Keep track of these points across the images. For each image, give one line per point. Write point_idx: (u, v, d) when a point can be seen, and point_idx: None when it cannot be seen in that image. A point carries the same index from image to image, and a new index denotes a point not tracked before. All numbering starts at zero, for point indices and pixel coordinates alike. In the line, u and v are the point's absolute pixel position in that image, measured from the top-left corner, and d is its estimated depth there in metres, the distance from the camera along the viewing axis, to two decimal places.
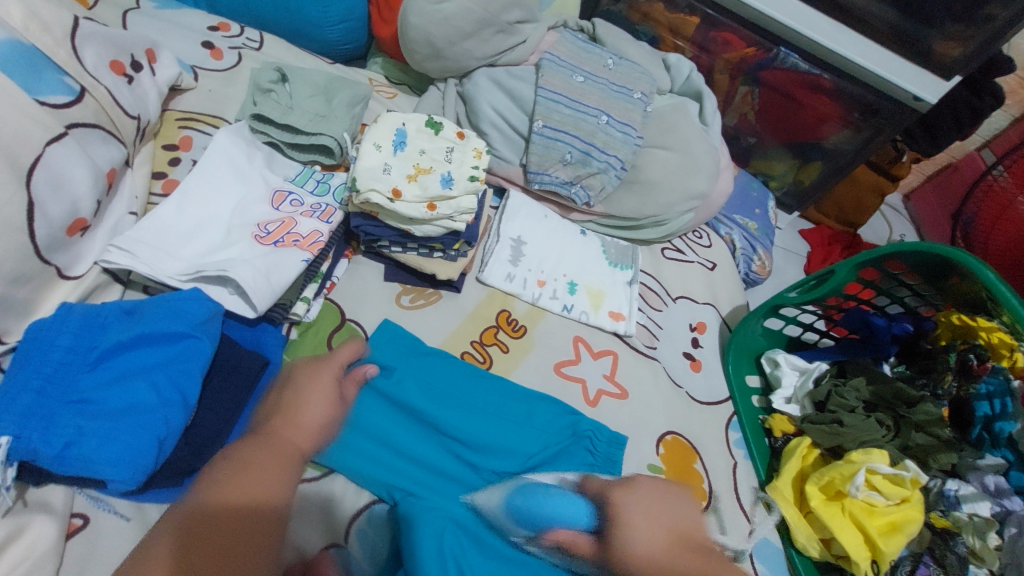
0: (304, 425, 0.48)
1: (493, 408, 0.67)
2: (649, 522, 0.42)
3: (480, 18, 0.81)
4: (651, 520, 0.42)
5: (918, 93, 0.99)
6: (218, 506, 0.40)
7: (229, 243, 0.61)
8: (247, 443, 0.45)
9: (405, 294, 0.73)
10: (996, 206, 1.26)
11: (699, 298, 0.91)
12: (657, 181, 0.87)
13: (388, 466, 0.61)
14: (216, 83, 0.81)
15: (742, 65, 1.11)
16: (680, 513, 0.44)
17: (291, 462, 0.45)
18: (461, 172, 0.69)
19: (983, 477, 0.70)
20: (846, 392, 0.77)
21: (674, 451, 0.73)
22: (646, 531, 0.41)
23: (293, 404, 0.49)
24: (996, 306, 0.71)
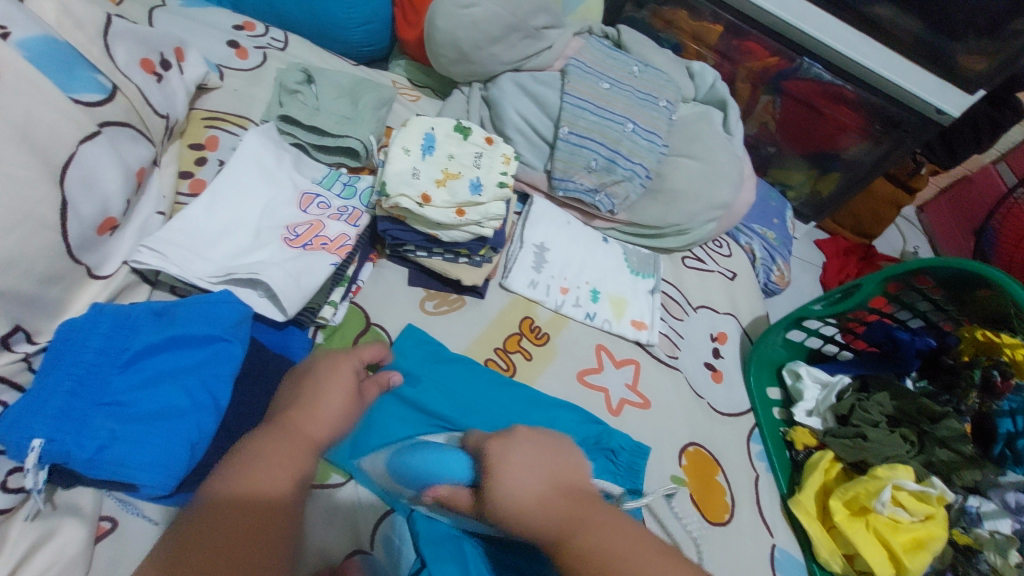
0: (323, 416, 0.48)
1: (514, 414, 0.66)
2: (523, 475, 0.45)
3: (508, 22, 0.81)
4: (526, 471, 0.45)
5: (941, 106, 0.99)
6: (240, 502, 0.40)
7: (258, 245, 0.61)
8: (261, 433, 0.45)
9: (429, 299, 0.72)
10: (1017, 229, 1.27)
11: (720, 308, 0.91)
12: (681, 190, 0.87)
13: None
14: (241, 82, 0.81)
15: (764, 74, 1.11)
16: (559, 462, 0.47)
17: (308, 453, 0.46)
18: (490, 178, 0.69)
19: (1004, 494, 0.69)
20: (869, 406, 0.77)
21: (696, 463, 0.72)
22: (520, 484, 0.45)
23: (310, 396, 0.49)
24: None
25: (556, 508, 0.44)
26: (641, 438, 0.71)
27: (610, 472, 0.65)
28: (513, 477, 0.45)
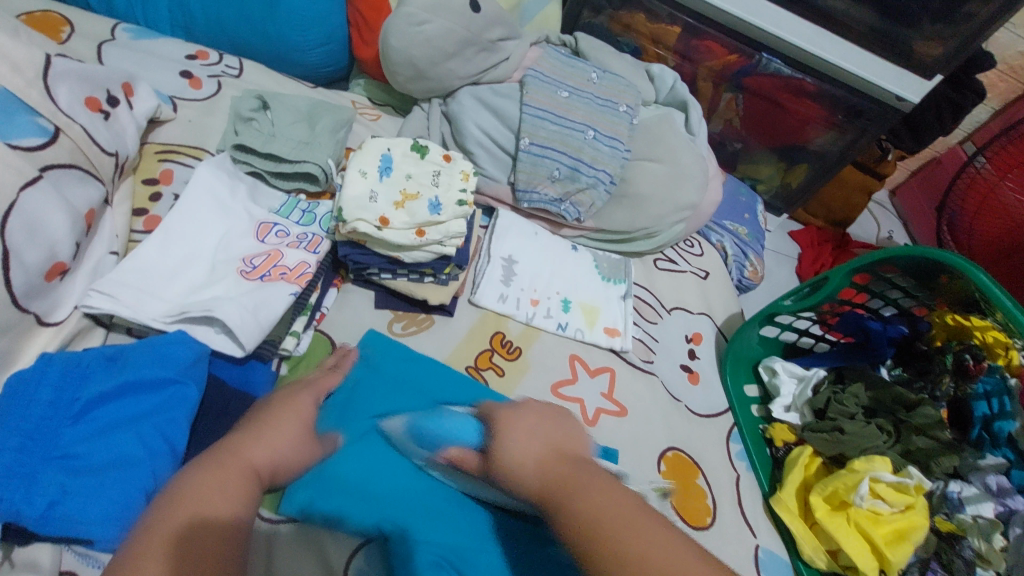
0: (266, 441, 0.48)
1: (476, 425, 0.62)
2: (529, 441, 0.50)
3: (462, 37, 0.81)
4: (531, 439, 0.50)
5: (900, 93, 1.00)
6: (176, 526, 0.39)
7: (215, 280, 0.60)
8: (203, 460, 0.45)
9: (397, 321, 0.71)
10: (978, 196, 1.27)
11: (694, 308, 0.91)
12: (647, 194, 0.87)
13: (367, 493, 0.54)
14: (195, 113, 0.80)
15: (725, 72, 1.11)
16: (560, 434, 0.52)
17: (245, 474, 0.45)
18: (449, 196, 0.69)
19: (985, 477, 0.71)
20: (845, 399, 0.77)
21: (676, 468, 0.72)
22: (521, 446, 0.49)
23: (261, 425, 0.50)
24: (989, 305, 0.71)
25: (549, 472, 0.47)
26: (620, 447, 0.71)
27: None
28: (514, 442, 0.50)
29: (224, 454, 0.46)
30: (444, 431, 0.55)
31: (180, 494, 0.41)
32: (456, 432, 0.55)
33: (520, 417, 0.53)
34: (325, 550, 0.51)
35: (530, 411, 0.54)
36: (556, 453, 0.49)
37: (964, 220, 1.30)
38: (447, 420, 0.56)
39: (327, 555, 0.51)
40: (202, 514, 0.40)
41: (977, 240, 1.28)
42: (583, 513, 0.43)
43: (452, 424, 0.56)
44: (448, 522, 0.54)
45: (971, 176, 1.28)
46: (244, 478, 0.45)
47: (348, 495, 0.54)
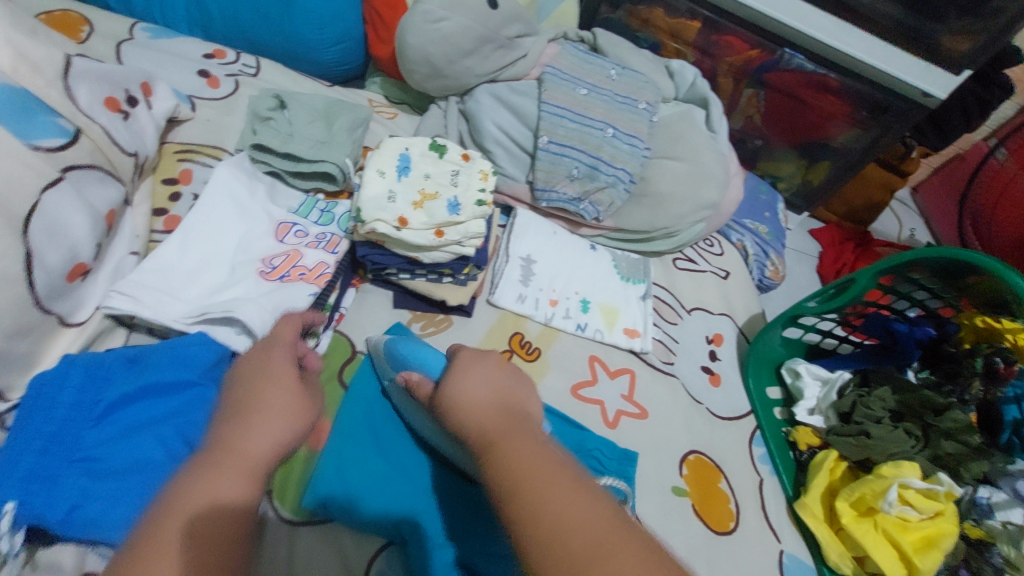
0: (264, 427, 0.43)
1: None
2: (477, 387, 0.44)
3: (480, 34, 0.80)
4: (480, 385, 0.44)
5: (927, 90, 0.97)
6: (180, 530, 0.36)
7: (234, 281, 0.60)
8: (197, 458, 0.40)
9: (415, 322, 0.71)
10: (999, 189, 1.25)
11: (714, 309, 0.89)
12: (667, 193, 0.85)
13: (380, 483, 0.55)
14: (213, 112, 0.80)
15: (746, 67, 1.09)
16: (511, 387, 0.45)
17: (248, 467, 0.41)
18: (468, 196, 0.68)
19: (1015, 483, 0.69)
20: (871, 402, 0.74)
21: (698, 472, 0.71)
22: (473, 390, 0.44)
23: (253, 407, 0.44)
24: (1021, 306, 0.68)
25: (491, 418, 0.41)
26: (641, 451, 0.70)
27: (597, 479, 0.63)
28: (465, 384, 0.44)
29: (216, 450, 0.41)
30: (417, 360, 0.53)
31: (173, 501, 0.37)
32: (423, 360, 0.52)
33: (477, 364, 0.46)
34: (347, 559, 0.52)
35: (492, 356, 0.47)
36: (505, 401, 0.43)
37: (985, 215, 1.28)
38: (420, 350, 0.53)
39: (348, 558, 0.52)
40: (204, 522, 0.37)
41: (1001, 239, 1.24)
42: (519, 461, 0.37)
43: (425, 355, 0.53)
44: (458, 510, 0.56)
45: (992, 169, 1.27)
46: (249, 473, 0.40)
47: (362, 483, 0.55)
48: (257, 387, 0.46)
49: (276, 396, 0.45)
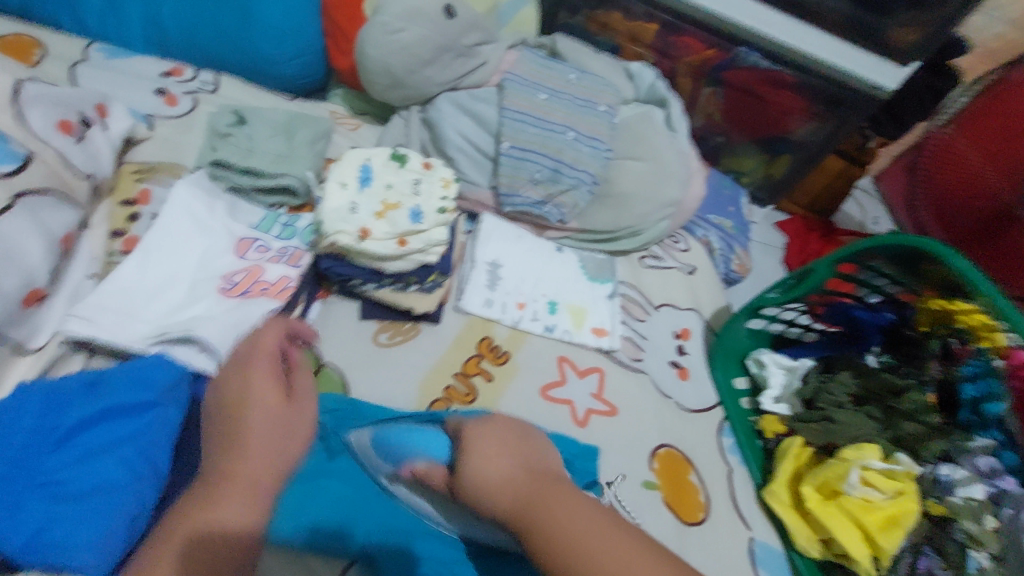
0: (251, 435, 0.45)
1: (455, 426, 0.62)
2: (493, 458, 0.45)
3: (438, 44, 0.81)
4: (494, 455, 0.45)
5: (877, 82, 1.02)
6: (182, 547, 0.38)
7: (195, 299, 0.60)
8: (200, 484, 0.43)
9: (382, 331, 0.71)
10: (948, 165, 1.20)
11: (682, 305, 0.91)
12: (629, 193, 0.87)
13: (369, 506, 0.55)
14: (172, 131, 0.80)
15: (704, 67, 1.11)
16: (525, 450, 0.47)
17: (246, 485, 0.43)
18: (429, 205, 0.68)
19: (976, 460, 0.71)
20: (833, 388, 0.78)
21: (668, 465, 0.72)
22: (490, 466, 0.44)
23: (236, 427, 0.46)
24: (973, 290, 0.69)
25: (520, 489, 0.42)
26: (611, 447, 0.71)
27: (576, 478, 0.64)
28: (485, 457, 0.45)
29: (216, 475, 0.43)
30: (416, 442, 0.54)
31: (179, 532, 0.39)
32: (427, 444, 0.53)
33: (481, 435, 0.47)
34: None
35: (496, 425, 0.49)
36: (529, 471, 0.44)
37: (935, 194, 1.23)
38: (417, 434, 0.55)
39: None
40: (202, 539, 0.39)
41: (964, 217, 1.16)
42: (563, 529, 0.38)
43: (425, 438, 0.54)
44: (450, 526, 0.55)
45: (938, 142, 1.22)
46: (251, 492, 0.43)
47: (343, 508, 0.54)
48: (243, 409, 0.47)
49: (266, 416, 0.47)
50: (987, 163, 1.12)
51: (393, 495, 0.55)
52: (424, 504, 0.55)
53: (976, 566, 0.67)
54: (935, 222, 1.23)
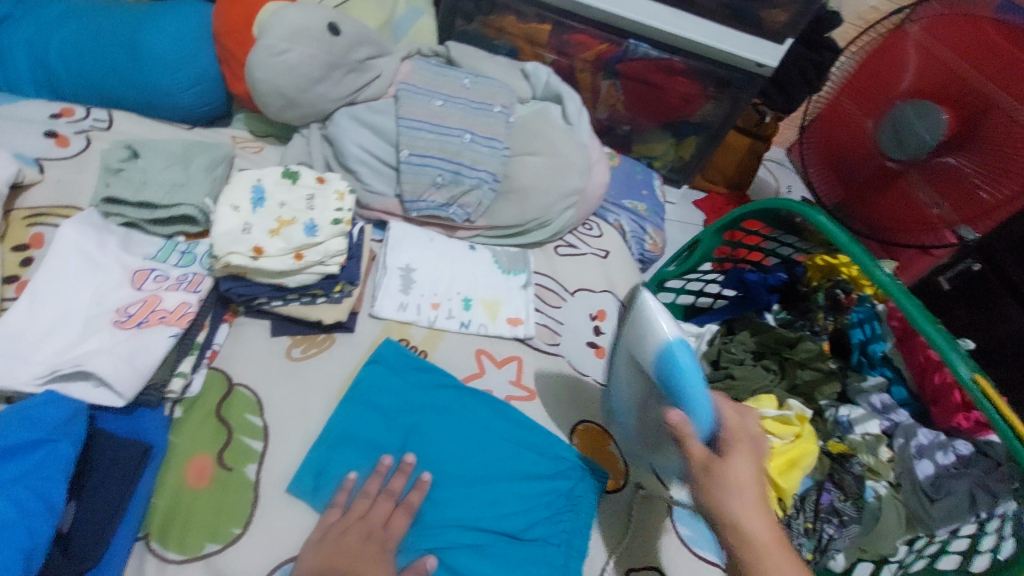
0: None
1: (522, 419, 0.74)
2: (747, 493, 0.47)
3: (327, 61, 0.82)
4: (749, 492, 0.47)
5: (759, 61, 1.08)
6: None
7: (88, 334, 0.59)
8: None
9: (295, 346, 0.72)
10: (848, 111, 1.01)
11: (597, 287, 0.96)
12: (530, 186, 0.91)
13: None
14: (65, 171, 0.79)
15: (600, 61, 1.16)
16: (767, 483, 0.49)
17: None
18: (325, 217, 0.70)
19: (870, 398, 0.83)
20: (733, 347, 0.85)
21: (587, 439, 0.77)
22: (740, 496, 0.47)
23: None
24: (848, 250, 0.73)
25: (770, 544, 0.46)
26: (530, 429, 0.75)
27: (544, 468, 0.71)
28: (742, 475, 0.48)
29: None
30: (694, 402, 0.55)
31: None
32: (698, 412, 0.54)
33: (743, 464, 0.49)
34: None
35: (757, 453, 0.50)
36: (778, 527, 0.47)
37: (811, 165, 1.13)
38: (696, 396, 0.55)
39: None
40: None
41: (859, 174, 1.02)
42: None
43: (699, 402, 0.55)
44: (458, 510, 0.65)
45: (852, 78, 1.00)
46: None
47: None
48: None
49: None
50: (860, 111, 0.99)
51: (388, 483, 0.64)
52: (475, 496, 0.67)
53: (873, 493, 0.75)
54: (837, 180, 1.07)
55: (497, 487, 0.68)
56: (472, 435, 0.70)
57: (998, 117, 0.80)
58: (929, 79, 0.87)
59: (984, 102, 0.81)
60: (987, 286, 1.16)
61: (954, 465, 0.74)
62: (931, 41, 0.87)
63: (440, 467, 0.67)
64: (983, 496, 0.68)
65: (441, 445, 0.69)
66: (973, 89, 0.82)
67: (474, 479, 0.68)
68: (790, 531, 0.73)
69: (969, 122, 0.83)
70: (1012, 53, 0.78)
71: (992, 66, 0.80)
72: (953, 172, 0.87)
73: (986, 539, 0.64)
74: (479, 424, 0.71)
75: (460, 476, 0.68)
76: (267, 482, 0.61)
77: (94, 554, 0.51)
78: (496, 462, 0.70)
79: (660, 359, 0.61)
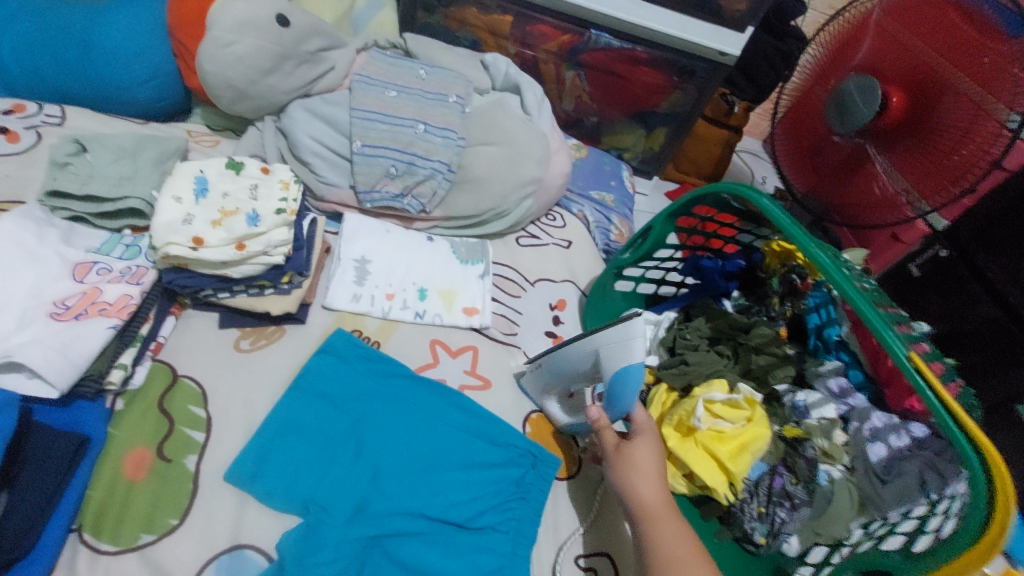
0: None
1: (474, 409, 0.74)
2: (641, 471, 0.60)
3: (276, 53, 0.81)
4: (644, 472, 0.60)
5: (722, 49, 1.08)
6: None
7: (23, 326, 0.58)
8: None
9: (243, 338, 0.72)
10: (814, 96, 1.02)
11: (557, 277, 0.95)
12: (485, 176, 0.91)
13: (324, 481, 0.63)
14: (13, 167, 0.79)
15: (563, 51, 1.16)
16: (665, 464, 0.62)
17: None
18: (267, 207, 0.71)
19: (828, 382, 0.82)
20: (688, 333, 0.85)
21: (540, 428, 0.78)
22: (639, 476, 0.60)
23: None
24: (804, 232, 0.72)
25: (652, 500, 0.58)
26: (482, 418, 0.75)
27: (494, 457, 0.71)
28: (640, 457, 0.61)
29: None
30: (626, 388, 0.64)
31: None
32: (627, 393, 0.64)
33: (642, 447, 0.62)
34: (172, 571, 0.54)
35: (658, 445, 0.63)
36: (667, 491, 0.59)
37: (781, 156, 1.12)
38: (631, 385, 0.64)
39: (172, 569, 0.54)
40: None
41: (827, 160, 1.01)
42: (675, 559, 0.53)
43: (629, 386, 0.64)
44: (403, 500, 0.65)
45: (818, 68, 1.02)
46: None
47: (336, 488, 0.63)
48: None
49: None
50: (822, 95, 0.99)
51: (330, 472, 0.64)
52: (423, 485, 0.66)
53: (826, 477, 0.74)
54: (806, 171, 1.07)
55: (446, 476, 0.68)
56: (423, 424, 0.70)
57: (949, 93, 0.80)
58: (887, 59, 0.88)
59: (937, 80, 0.82)
60: (957, 273, 1.14)
61: (907, 447, 0.73)
62: (888, 22, 0.89)
63: (388, 456, 0.67)
64: (933, 477, 0.67)
65: (389, 435, 0.68)
66: (927, 68, 0.83)
67: (423, 468, 0.67)
68: (742, 515, 0.74)
69: (921, 99, 0.84)
70: (961, 33, 0.79)
71: (944, 45, 0.81)
72: (906, 153, 0.87)
73: (932, 520, 0.62)
74: (430, 414, 0.71)
75: (406, 466, 0.67)
76: (207, 472, 0.60)
77: (23, 546, 0.50)
78: (446, 451, 0.70)
79: (615, 377, 0.65)
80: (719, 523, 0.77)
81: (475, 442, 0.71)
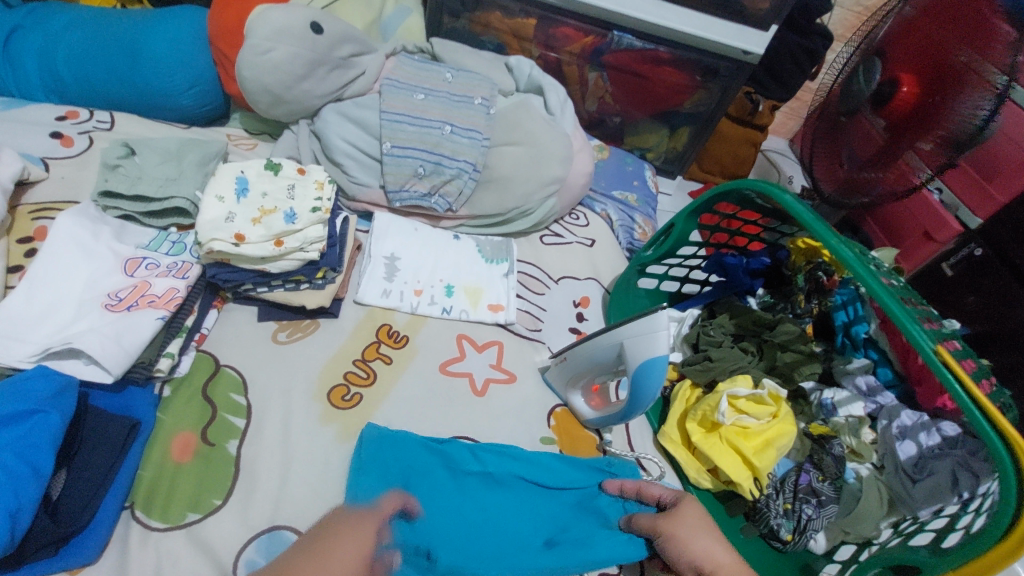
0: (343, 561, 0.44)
1: (534, 457, 0.72)
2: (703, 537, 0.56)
3: (310, 59, 0.85)
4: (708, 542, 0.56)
5: (745, 48, 1.08)
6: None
7: (81, 316, 0.63)
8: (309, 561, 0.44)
9: (281, 330, 0.75)
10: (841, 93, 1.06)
11: (581, 275, 0.97)
12: (510, 175, 0.93)
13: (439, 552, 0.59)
14: (67, 169, 0.83)
15: (587, 53, 1.18)
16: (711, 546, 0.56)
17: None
18: (303, 206, 0.75)
19: (856, 380, 0.82)
20: (711, 330, 0.86)
21: (564, 421, 0.79)
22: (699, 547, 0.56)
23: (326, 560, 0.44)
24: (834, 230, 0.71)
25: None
26: (508, 412, 0.76)
27: (560, 478, 0.70)
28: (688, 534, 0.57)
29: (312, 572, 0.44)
30: (648, 379, 0.66)
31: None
32: (648, 383, 0.66)
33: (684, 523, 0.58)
34: (215, 550, 0.57)
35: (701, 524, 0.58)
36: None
37: (815, 155, 1.16)
38: (655, 376, 0.65)
39: (215, 545, 0.57)
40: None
41: (854, 154, 1.05)
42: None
43: (651, 378, 0.65)
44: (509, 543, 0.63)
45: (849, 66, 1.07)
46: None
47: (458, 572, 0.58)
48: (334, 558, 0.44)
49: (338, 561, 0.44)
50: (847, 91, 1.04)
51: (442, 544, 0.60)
52: (513, 526, 0.65)
53: (854, 474, 0.75)
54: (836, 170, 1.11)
55: (535, 522, 0.66)
56: (488, 483, 0.68)
57: (973, 86, 0.82)
58: (910, 52, 0.93)
59: (954, 65, 0.85)
60: (992, 269, 1.11)
61: (938, 446, 0.72)
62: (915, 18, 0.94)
63: (477, 520, 0.64)
64: (965, 475, 0.66)
65: (463, 503, 0.65)
66: (946, 55, 0.86)
67: (509, 524, 0.65)
68: (768, 511, 0.71)
69: (941, 89, 0.86)
70: (983, 23, 0.82)
71: (965, 37, 0.85)
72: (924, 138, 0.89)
73: (963, 518, 0.61)
74: (489, 478, 0.68)
75: (487, 511, 0.65)
76: (249, 456, 0.64)
77: (82, 519, 0.53)
78: (522, 502, 0.67)
79: (640, 369, 0.66)
80: (744, 520, 0.75)
81: (534, 471, 0.70)
